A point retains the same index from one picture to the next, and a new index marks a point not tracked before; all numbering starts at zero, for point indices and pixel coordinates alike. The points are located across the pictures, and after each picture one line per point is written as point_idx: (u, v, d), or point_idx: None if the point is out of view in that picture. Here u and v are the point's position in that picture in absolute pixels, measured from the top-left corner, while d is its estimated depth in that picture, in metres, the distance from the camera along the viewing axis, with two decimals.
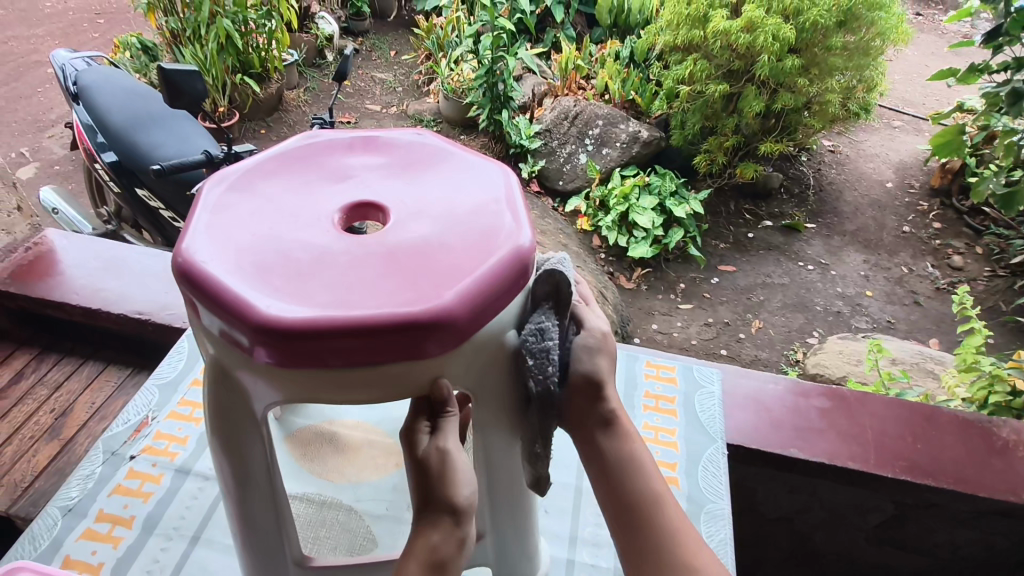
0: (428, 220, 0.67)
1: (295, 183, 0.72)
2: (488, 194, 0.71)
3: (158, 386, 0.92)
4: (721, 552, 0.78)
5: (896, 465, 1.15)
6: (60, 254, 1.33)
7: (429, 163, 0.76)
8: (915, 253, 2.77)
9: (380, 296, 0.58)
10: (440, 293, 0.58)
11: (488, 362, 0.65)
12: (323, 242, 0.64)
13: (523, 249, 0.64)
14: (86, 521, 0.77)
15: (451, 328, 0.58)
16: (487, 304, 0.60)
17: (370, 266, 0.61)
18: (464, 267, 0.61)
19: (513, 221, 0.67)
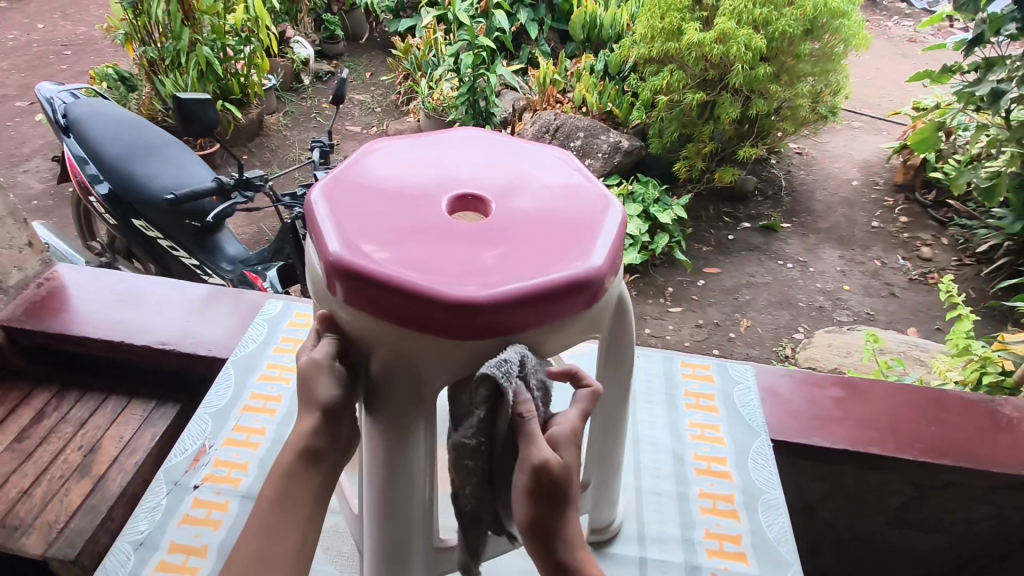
0: (508, 233, 0.65)
1: (493, 155, 0.76)
2: (561, 259, 0.63)
3: (210, 414, 0.89)
4: (782, 541, 0.81)
5: (914, 448, 1.20)
6: (72, 289, 1.30)
7: (590, 219, 0.68)
8: (886, 247, 2.86)
9: (344, 235, 0.63)
10: (369, 261, 0.60)
11: (382, 337, 0.63)
12: (408, 203, 0.68)
13: (469, 305, 0.58)
14: (159, 554, 0.74)
15: (359, 290, 0.60)
16: (392, 302, 0.60)
17: (395, 226, 0.65)
18: (411, 269, 0.60)
19: (511, 285, 0.59)
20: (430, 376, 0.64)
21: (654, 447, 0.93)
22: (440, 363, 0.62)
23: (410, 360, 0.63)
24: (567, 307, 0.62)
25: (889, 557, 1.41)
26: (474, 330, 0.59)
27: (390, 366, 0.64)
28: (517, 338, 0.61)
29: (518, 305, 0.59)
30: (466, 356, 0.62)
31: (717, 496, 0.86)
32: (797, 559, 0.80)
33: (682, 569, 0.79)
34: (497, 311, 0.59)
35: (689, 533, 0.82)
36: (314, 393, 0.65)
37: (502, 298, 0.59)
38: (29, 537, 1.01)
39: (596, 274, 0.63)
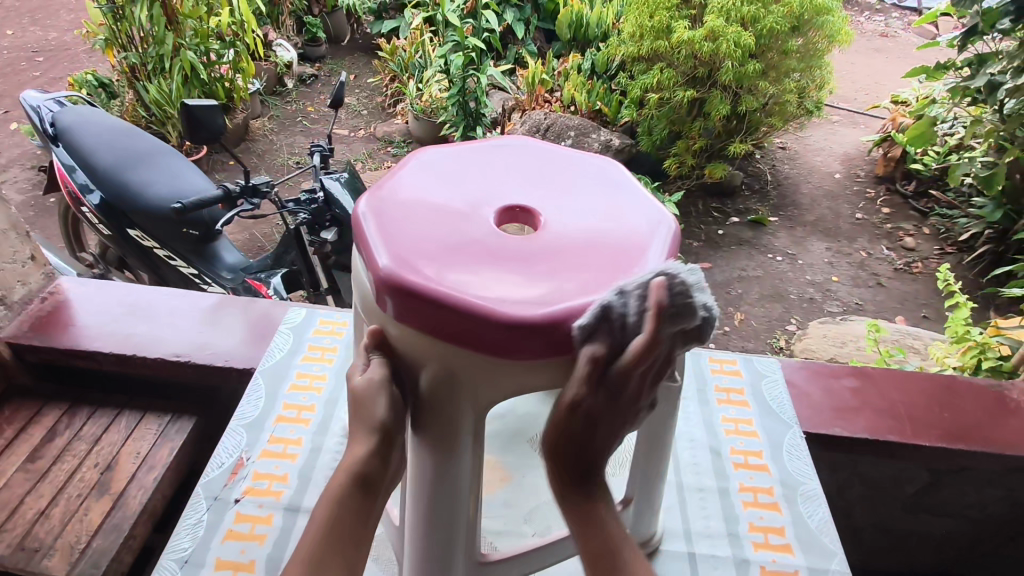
0: (557, 249, 0.60)
1: (537, 170, 0.70)
2: (613, 276, 0.57)
3: (244, 426, 0.87)
4: (825, 531, 0.82)
5: (930, 434, 1.23)
6: (78, 303, 1.27)
7: (641, 236, 0.62)
8: (871, 238, 2.88)
9: (384, 246, 0.57)
10: (411, 273, 0.55)
11: (429, 350, 0.57)
12: (452, 216, 0.62)
13: (516, 323, 0.52)
14: (206, 571, 0.72)
15: (406, 307, 0.55)
16: (435, 319, 0.54)
17: (438, 239, 0.59)
18: (454, 284, 0.54)
19: (561, 303, 0.54)
20: (478, 393, 0.57)
21: (692, 443, 0.93)
22: (494, 384, 0.56)
23: (456, 376, 0.57)
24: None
25: (902, 541, 1.44)
26: (526, 351, 0.53)
27: (439, 380, 0.57)
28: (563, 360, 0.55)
29: (569, 324, 0.53)
30: (517, 375, 0.56)
31: (757, 489, 0.87)
32: (840, 549, 0.80)
33: (731, 564, 0.79)
34: (545, 330, 0.53)
35: (734, 527, 0.83)
36: (364, 415, 0.59)
37: (552, 316, 0.53)
38: (50, 560, 0.97)
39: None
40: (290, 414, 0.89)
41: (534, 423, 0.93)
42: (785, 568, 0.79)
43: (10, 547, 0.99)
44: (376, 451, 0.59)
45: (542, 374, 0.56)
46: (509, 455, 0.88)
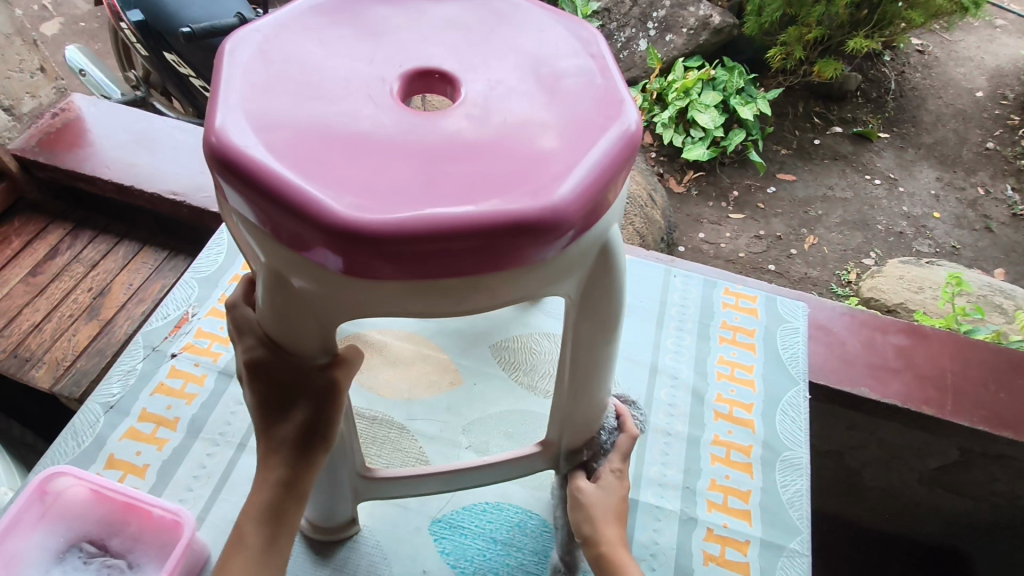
0: (464, 136, 0.39)
1: (496, 25, 0.47)
2: (517, 183, 0.37)
3: (198, 279, 0.83)
4: (795, 505, 0.73)
5: (974, 414, 1.06)
6: (89, 123, 1.23)
7: (590, 130, 0.40)
8: (995, 173, 2.07)
9: (226, 98, 0.39)
10: (239, 139, 0.37)
11: (256, 238, 0.39)
12: (337, 68, 0.42)
13: (352, 232, 0.35)
14: (129, 421, 0.71)
15: (233, 189, 0.37)
16: (257, 207, 0.37)
17: (303, 98, 0.40)
18: (295, 164, 0.36)
19: (425, 211, 0.35)
20: (331, 313, 0.41)
21: (674, 381, 0.82)
22: (344, 309, 0.40)
23: (292, 284, 0.40)
24: (509, 255, 0.37)
25: (909, 512, 1.32)
26: (376, 271, 0.36)
27: (274, 288, 0.41)
28: (424, 286, 0.38)
29: (429, 244, 0.35)
30: (373, 301, 0.39)
31: (732, 446, 0.77)
32: (807, 529, 0.71)
33: (675, 519, 0.71)
34: (395, 248, 0.35)
35: (691, 480, 0.74)
36: (273, 418, 0.48)
37: (416, 229, 0.35)
38: (38, 371, 1.02)
39: (562, 218, 0.37)
40: None
41: (501, 328, 0.84)
42: (735, 535, 0.70)
43: (4, 351, 1.03)
44: (296, 458, 0.48)
45: (400, 300, 0.39)
46: (469, 358, 0.80)
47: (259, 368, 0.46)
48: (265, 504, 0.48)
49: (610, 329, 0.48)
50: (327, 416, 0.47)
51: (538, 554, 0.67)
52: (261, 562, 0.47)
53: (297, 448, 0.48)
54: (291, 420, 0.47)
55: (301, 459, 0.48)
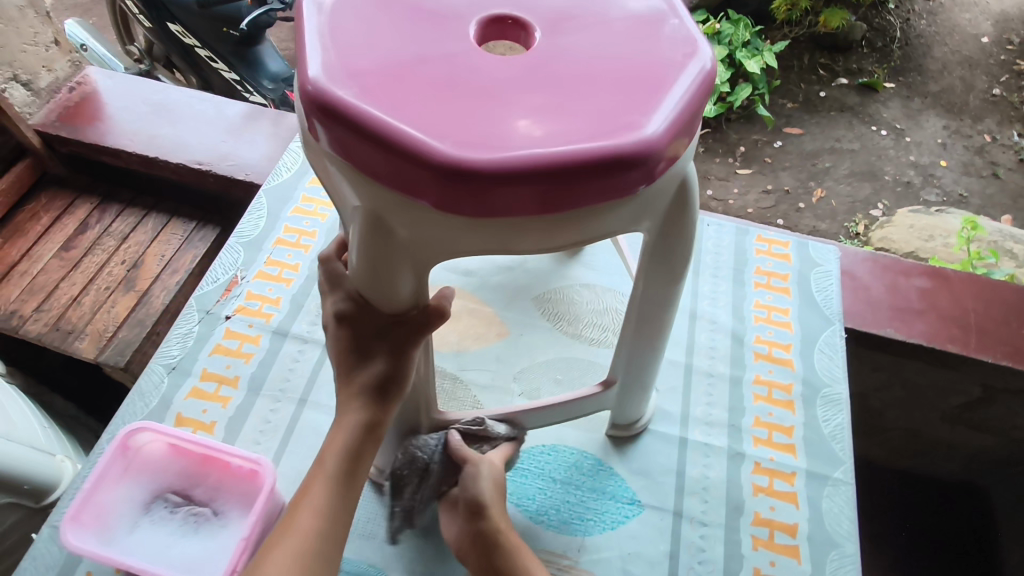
0: (547, 77, 0.41)
1: None
2: (606, 121, 0.39)
3: (242, 244, 0.84)
4: (838, 437, 0.76)
5: (997, 350, 1.08)
6: (106, 96, 1.23)
7: (669, 68, 0.41)
8: (1001, 120, 2.04)
9: (315, 46, 0.40)
10: (337, 85, 0.38)
11: (353, 183, 0.41)
12: (411, 16, 0.43)
13: (457, 171, 0.36)
14: (191, 381, 0.73)
15: (334, 136, 0.39)
16: (359, 153, 0.38)
17: (389, 46, 0.41)
18: (394, 110, 0.38)
19: (522, 149, 0.37)
20: (423, 255, 0.43)
21: (713, 325, 0.84)
22: (439, 249, 0.42)
23: (387, 228, 0.41)
24: (603, 191, 0.39)
25: (926, 452, 1.34)
26: (476, 209, 0.38)
27: (369, 234, 0.42)
28: (520, 223, 0.40)
29: (528, 181, 0.37)
30: (468, 239, 0.41)
31: (774, 384, 0.79)
32: (849, 459, 0.74)
33: (724, 455, 0.74)
34: (497, 185, 0.37)
35: (737, 419, 0.76)
36: (353, 366, 0.51)
37: (516, 167, 0.37)
38: (82, 342, 1.03)
39: (650, 152, 0.38)
40: (304, 236, 0.85)
41: (542, 280, 0.85)
42: (782, 467, 0.73)
43: (46, 325, 1.04)
44: (371, 406, 0.51)
45: (494, 238, 0.41)
46: (513, 310, 0.82)
47: (346, 318, 0.49)
48: (345, 443, 0.50)
49: (679, 266, 0.50)
50: (405, 366, 0.50)
51: (596, 492, 0.70)
52: (338, 495, 0.50)
53: (375, 394, 0.51)
54: (370, 367, 0.50)
55: (377, 407, 0.51)
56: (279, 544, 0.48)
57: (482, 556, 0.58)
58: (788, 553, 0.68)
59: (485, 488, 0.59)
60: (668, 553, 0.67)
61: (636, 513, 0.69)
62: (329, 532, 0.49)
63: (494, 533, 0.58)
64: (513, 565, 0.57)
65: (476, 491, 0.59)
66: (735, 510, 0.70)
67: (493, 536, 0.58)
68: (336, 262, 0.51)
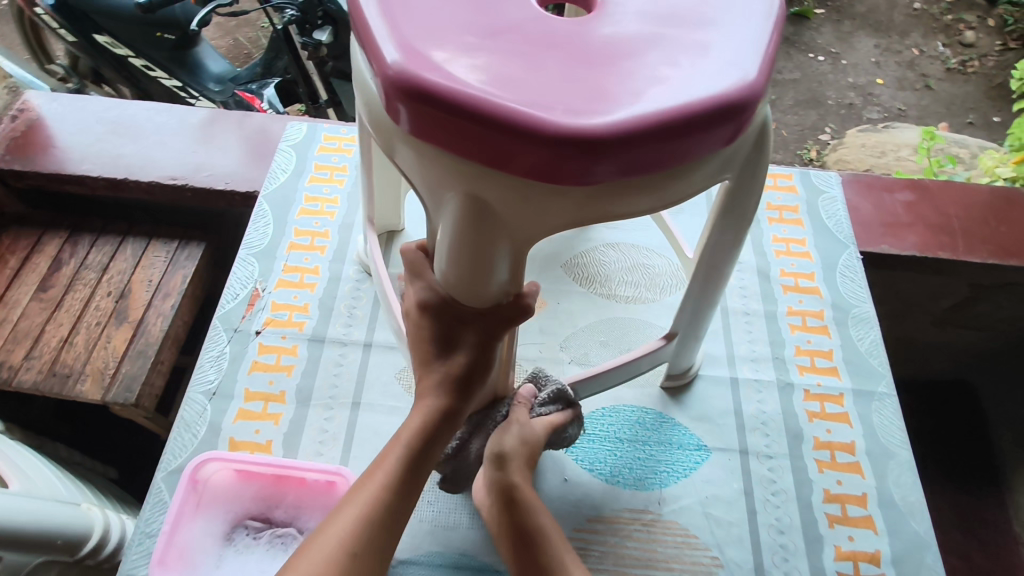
0: (628, 34, 0.40)
1: None
2: (701, 72, 0.38)
3: (255, 254, 0.80)
4: (874, 353, 0.79)
5: (984, 250, 1.09)
6: (53, 121, 1.14)
7: (741, 15, 0.41)
8: (925, 32, 2.06)
9: (388, 30, 0.38)
10: (422, 67, 0.37)
11: (448, 168, 0.40)
12: None
13: (570, 140, 0.35)
14: (236, 403, 0.70)
15: (431, 119, 0.37)
16: (456, 134, 0.37)
17: (463, 23, 0.40)
18: (490, 84, 0.37)
19: (628, 109, 0.36)
20: (523, 231, 0.42)
21: (739, 266, 0.86)
22: (541, 223, 0.41)
23: (487, 210, 0.41)
24: (706, 141, 0.39)
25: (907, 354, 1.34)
26: (588, 177, 0.37)
27: (466, 220, 0.41)
28: (627, 186, 0.39)
29: (640, 140, 0.36)
30: (572, 209, 0.40)
31: (807, 313, 0.82)
32: (889, 371, 0.78)
33: (775, 387, 0.76)
34: (610, 149, 0.36)
35: (779, 351, 0.79)
36: (436, 360, 0.51)
37: (629, 127, 0.36)
38: (84, 384, 0.97)
39: (748, 96, 0.38)
40: (319, 238, 0.82)
41: (566, 247, 0.85)
42: (829, 390, 0.76)
43: (41, 372, 0.97)
44: (453, 397, 0.51)
45: (598, 206, 0.40)
46: (544, 279, 0.82)
47: (432, 310, 0.49)
48: (424, 428, 0.50)
49: (750, 211, 0.50)
50: (490, 355, 0.51)
51: (664, 443, 0.72)
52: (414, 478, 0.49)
53: (458, 387, 0.51)
54: (453, 361, 0.51)
55: (457, 399, 0.51)
56: (344, 510, 0.47)
57: (502, 514, 0.58)
58: (852, 470, 0.71)
59: (506, 444, 0.59)
60: (742, 490, 0.69)
61: (706, 457, 0.71)
62: (395, 503, 0.48)
63: (512, 490, 0.58)
64: (530, 520, 0.57)
65: (496, 445, 0.59)
66: (796, 439, 0.73)
67: (510, 490, 0.58)
68: (415, 256, 0.50)
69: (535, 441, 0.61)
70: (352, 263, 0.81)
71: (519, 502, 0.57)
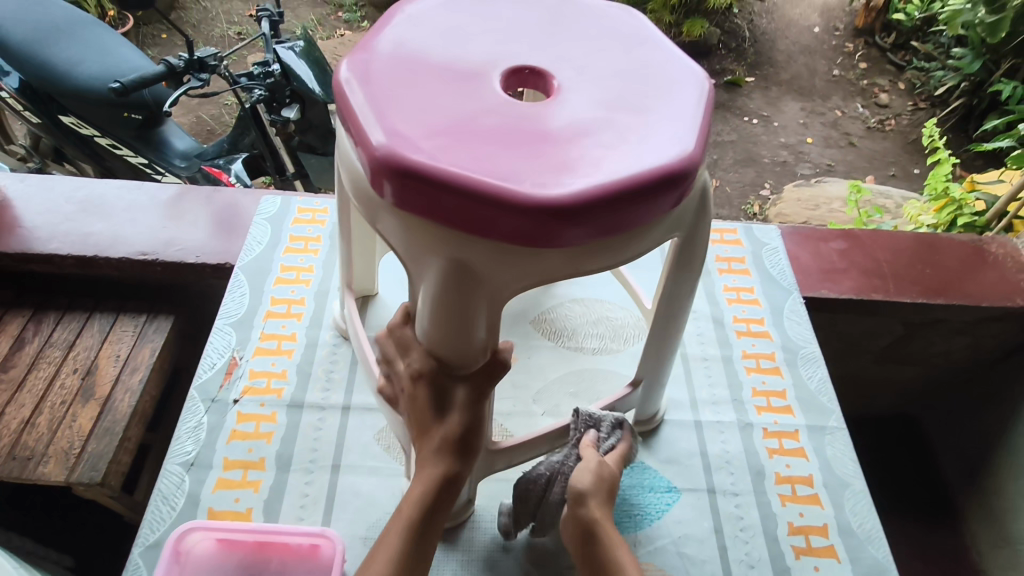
0: (583, 114, 0.47)
1: (548, 21, 0.55)
2: (647, 146, 0.45)
3: (232, 324, 0.82)
4: (823, 391, 0.85)
5: (913, 290, 1.18)
6: (20, 201, 1.15)
7: (681, 97, 0.48)
8: (844, 95, 2.28)
9: (375, 118, 0.44)
10: (407, 149, 0.42)
11: (427, 235, 0.44)
12: (440, 79, 0.48)
13: (540, 208, 0.41)
14: (215, 472, 0.70)
15: (416, 193, 0.42)
16: (439, 206, 0.42)
17: (440, 109, 0.45)
18: (466, 162, 0.42)
19: (589, 179, 0.42)
20: (498, 290, 0.46)
21: (695, 314, 0.92)
22: (516, 282, 0.46)
23: (466, 272, 0.45)
24: (656, 206, 0.45)
25: (858, 395, 1.40)
26: (556, 239, 0.42)
27: (446, 279, 0.46)
28: (591, 247, 0.44)
29: (599, 206, 0.42)
30: (543, 269, 0.45)
31: (760, 355, 0.88)
32: (838, 407, 0.83)
33: (736, 427, 0.81)
34: (575, 215, 0.41)
35: (737, 393, 0.84)
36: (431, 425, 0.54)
37: (590, 196, 0.41)
38: (47, 466, 0.94)
39: (689, 166, 0.44)
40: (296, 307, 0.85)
41: (534, 304, 0.90)
42: (785, 427, 0.81)
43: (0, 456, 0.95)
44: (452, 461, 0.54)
45: (566, 265, 0.45)
46: (515, 335, 0.86)
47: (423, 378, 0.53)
48: (426, 496, 0.52)
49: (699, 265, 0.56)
50: (481, 415, 0.54)
51: (636, 487, 0.75)
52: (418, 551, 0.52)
53: (452, 452, 0.54)
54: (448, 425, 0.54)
55: (453, 462, 0.54)
56: None
57: (581, 549, 0.58)
58: (812, 502, 0.75)
59: (583, 481, 0.59)
60: (712, 528, 0.72)
61: (676, 498, 0.74)
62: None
63: (592, 526, 0.58)
64: (605, 558, 0.57)
65: (575, 484, 0.59)
66: (759, 475, 0.77)
67: (591, 525, 0.58)
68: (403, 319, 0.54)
69: (612, 477, 0.61)
70: (331, 328, 0.84)
71: (602, 541, 0.57)
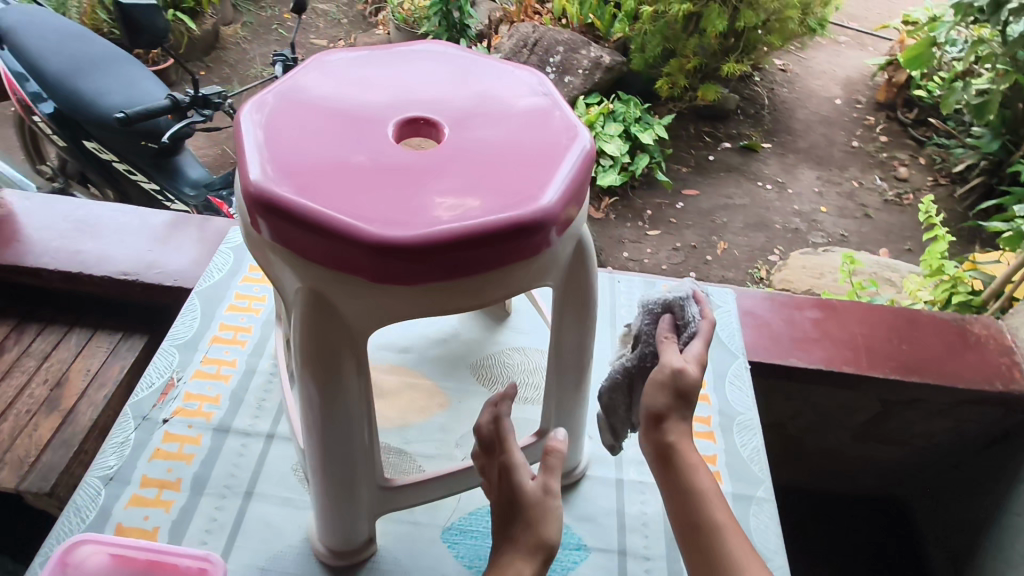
0: (457, 163, 0.49)
1: (455, 79, 0.59)
2: (507, 196, 0.47)
3: (177, 346, 0.86)
4: (755, 459, 0.83)
5: (886, 364, 1.09)
6: (23, 217, 1.22)
7: (557, 152, 0.51)
8: (862, 167, 2.25)
9: (257, 155, 0.47)
10: (276, 186, 0.45)
11: (293, 267, 0.47)
12: (331, 124, 0.51)
13: (385, 246, 0.43)
14: (131, 488, 0.72)
15: (281, 226, 0.45)
16: (299, 239, 0.45)
17: (321, 150, 0.49)
18: (327, 201, 0.45)
19: (441, 222, 0.44)
20: (362, 323, 0.48)
21: None
22: (377, 317, 0.48)
23: (329, 304, 0.47)
24: (512, 252, 0.47)
25: (841, 474, 1.34)
26: (406, 276, 0.44)
27: (310, 312, 0.47)
28: (446, 287, 0.46)
29: (447, 248, 0.44)
30: (402, 305, 0.47)
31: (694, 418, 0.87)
32: (768, 477, 0.82)
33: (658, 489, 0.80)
34: (422, 254, 0.44)
35: None
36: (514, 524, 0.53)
37: (437, 238, 0.44)
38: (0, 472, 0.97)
39: (546, 217, 0.47)
40: (243, 334, 0.88)
41: (476, 349, 0.92)
42: None
43: None
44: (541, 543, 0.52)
45: (425, 302, 0.47)
46: (451, 379, 0.88)
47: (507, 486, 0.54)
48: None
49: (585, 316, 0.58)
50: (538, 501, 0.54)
51: None
52: None
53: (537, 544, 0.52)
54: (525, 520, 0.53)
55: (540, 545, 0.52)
56: None
57: (662, 473, 0.58)
58: None
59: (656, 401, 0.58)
60: None
61: (585, 557, 0.73)
62: None
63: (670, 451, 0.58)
64: (685, 481, 0.57)
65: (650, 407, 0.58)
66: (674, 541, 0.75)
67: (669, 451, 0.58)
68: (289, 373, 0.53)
69: (690, 387, 0.57)
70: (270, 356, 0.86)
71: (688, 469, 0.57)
